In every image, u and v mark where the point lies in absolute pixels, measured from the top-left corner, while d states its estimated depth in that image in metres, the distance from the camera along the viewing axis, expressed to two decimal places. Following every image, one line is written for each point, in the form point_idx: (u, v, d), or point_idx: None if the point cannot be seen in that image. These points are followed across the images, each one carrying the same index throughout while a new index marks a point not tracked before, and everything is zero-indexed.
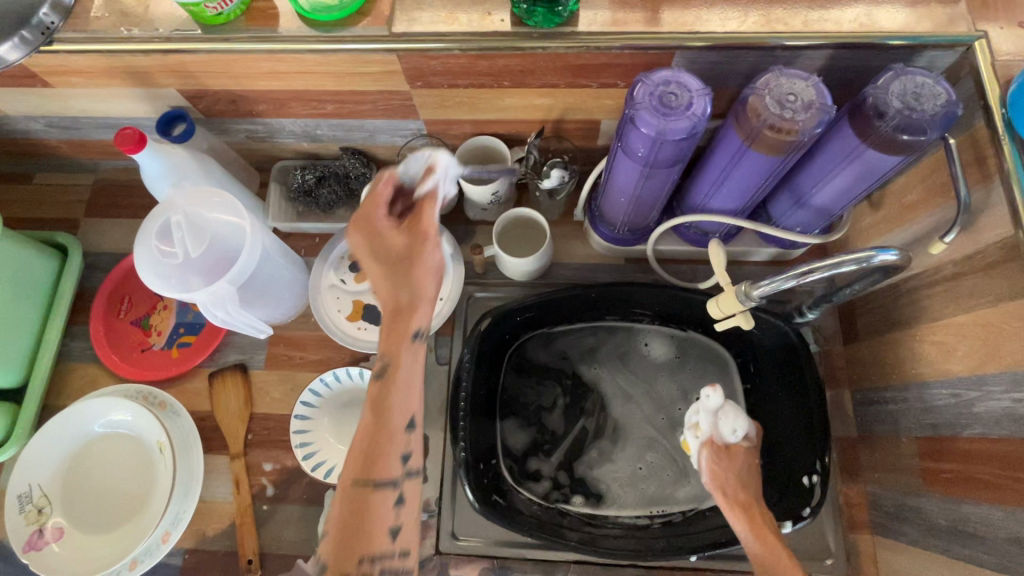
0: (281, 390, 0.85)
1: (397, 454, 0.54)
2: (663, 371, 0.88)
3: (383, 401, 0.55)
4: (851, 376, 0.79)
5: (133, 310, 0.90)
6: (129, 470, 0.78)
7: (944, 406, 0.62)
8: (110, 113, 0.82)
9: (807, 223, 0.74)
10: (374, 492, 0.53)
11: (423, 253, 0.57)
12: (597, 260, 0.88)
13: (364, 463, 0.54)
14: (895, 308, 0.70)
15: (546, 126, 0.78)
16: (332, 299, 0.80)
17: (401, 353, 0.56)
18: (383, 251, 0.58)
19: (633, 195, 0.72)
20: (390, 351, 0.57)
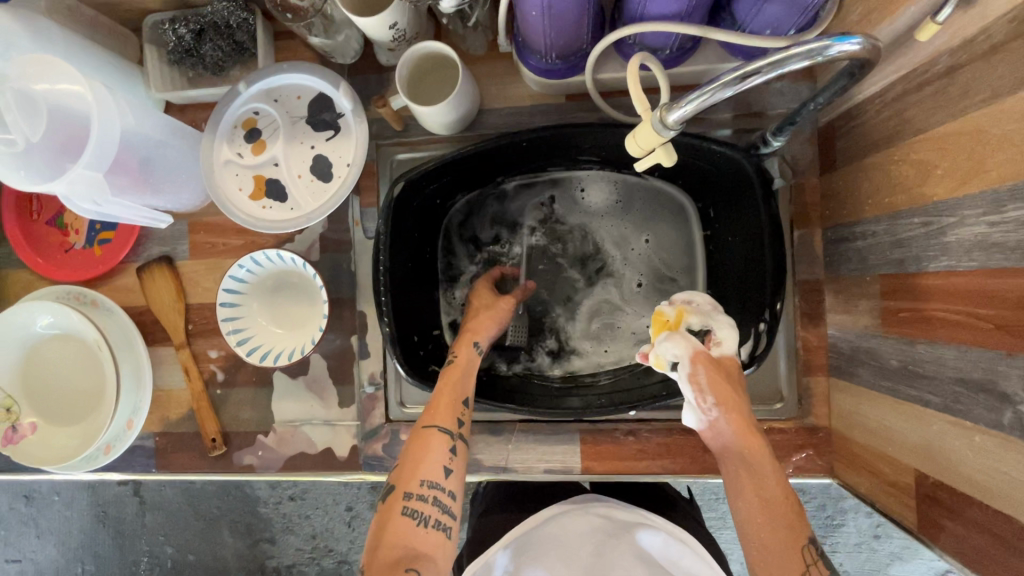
0: (211, 279, 0.81)
1: (454, 412, 0.63)
2: (610, 219, 0.80)
3: (431, 417, 0.62)
4: (823, 212, 0.69)
5: (45, 211, 0.84)
6: (82, 367, 0.80)
7: (913, 238, 0.52)
8: None
9: (777, 21, 0.58)
10: (433, 432, 0.61)
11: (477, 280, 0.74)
12: (533, 101, 0.75)
13: (427, 413, 0.62)
14: (877, 124, 0.57)
15: None
16: (231, 177, 0.71)
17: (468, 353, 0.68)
18: (475, 319, 0.71)
19: (548, 7, 0.56)
20: (447, 381, 0.65)
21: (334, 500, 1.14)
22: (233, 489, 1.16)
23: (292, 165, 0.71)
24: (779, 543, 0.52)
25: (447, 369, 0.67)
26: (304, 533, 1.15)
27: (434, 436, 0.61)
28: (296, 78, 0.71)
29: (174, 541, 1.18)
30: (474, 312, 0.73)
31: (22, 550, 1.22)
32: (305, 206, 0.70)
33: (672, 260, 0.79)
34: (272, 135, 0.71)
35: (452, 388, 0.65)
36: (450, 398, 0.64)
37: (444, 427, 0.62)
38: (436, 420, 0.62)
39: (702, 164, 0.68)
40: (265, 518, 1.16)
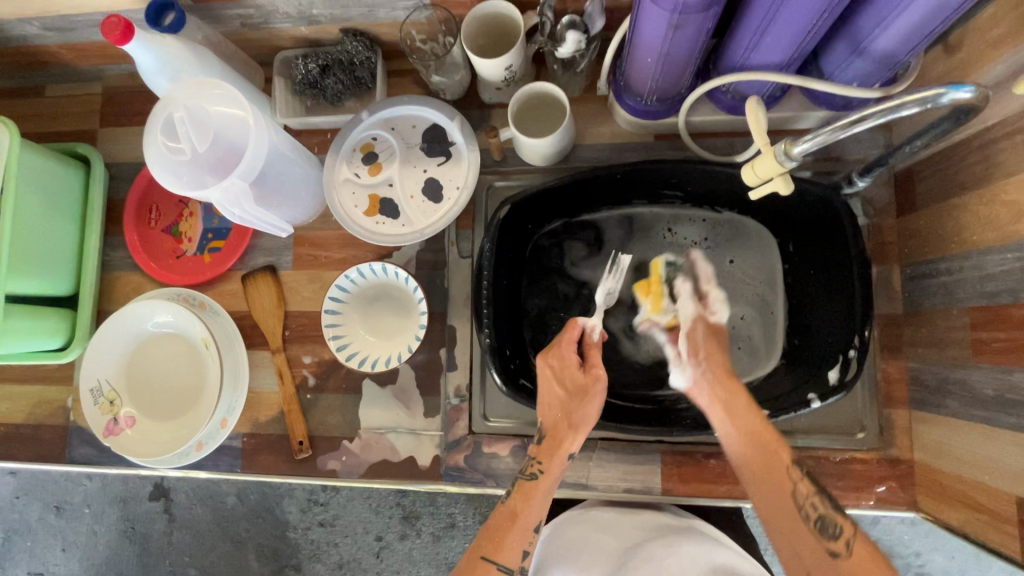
0: (311, 289, 0.86)
1: (540, 511, 0.65)
2: (684, 252, 0.82)
3: (494, 550, 0.61)
4: (902, 250, 0.73)
5: (162, 219, 0.92)
6: (184, 366, 0.85)
7: (1007, 272, 0.56)
8: (99, 8, 0.77)
9: (867, 75, 0.64)
10: (493, 569, 0.61)
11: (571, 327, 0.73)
12: (624, 139, 0.81)
13: (490, 543, 0.62)
14: (963, 167, 0.62)
15: None
16: (348, 195, 0.78)
17: (553, 465, 0.66)
18: (551, 416, 0.68)
19: (661, 54, 0.63)
20: (523, 502, 0.65)
21: (364, 529, 1.11)
22: (265, 512, 1.14)
23: (407, 186, 0.78)
24: (779, 498, 0.59)
25: (520, 485, 0.66)
26: (331, 562, 1.12)
27: (490, 572, 0.60)
28: (415, 110, 0.79)
29: (197, 563, 1.16)
30: (548, 408, 0.69)
31: (46, 563, 1.21)
32: (417, 223, 0.76)
33: (750, 283, 0.81)
34: (388, 159, 0.78)
35: (515, 525, 0.63)
36: (518, 531, 0.63)
37: (504, 564, 0.61)
38: (496, 556, 0.61)
39: (785, 199, 0.74)
40: (292, 544, 1.13)
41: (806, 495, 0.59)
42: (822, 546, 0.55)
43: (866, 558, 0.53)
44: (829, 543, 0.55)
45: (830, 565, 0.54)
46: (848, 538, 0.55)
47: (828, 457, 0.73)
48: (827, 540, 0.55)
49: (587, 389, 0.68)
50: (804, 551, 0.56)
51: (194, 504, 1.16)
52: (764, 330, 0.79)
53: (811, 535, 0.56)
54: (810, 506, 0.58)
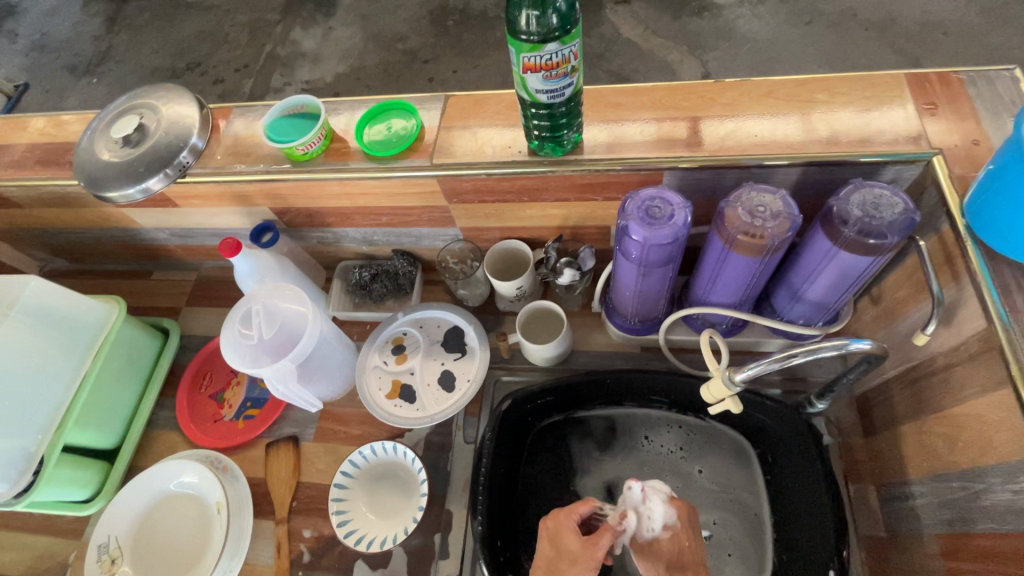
0: (325, 461, 0.94)
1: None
2: (667, 455, 0.89)
3: None
4: (874, 470, 0.78)
5: (212, 385, 1.05)
6: (188, 530, 0.89)
7: (956, 499, 0.61)
8: (217, 224, 1.03)
9: (809, 315, 0.79)
10: None
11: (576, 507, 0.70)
12: (614, 348, 0.95)
13: None
14: (903, 398, 0.72)
15: (563, 232, 0.90)
16: (375, 379, 0.91)
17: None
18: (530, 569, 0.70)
19: (637, 290, 0.79)
20: None
21: None
22: None
23: (425, 375, 0.91)
24: None
25: None
26: None
27: None
28: (441, 314, 0.96)
29: None
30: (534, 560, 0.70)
31: None
32: (429, 409, 0.87)
33: (729, 490, 0.85)
34: (413, 351, 0.93)
35: None
36: None
37: None
38: None
39: (757, 417, 0.83)
40: None
41: None
42: None
43: None
44: None
45: None
46: None
47: None
48: None
49: (586, 560, 0.65)
50: None
51: None
52: (748, 543, 0.81)
53: None
54: None
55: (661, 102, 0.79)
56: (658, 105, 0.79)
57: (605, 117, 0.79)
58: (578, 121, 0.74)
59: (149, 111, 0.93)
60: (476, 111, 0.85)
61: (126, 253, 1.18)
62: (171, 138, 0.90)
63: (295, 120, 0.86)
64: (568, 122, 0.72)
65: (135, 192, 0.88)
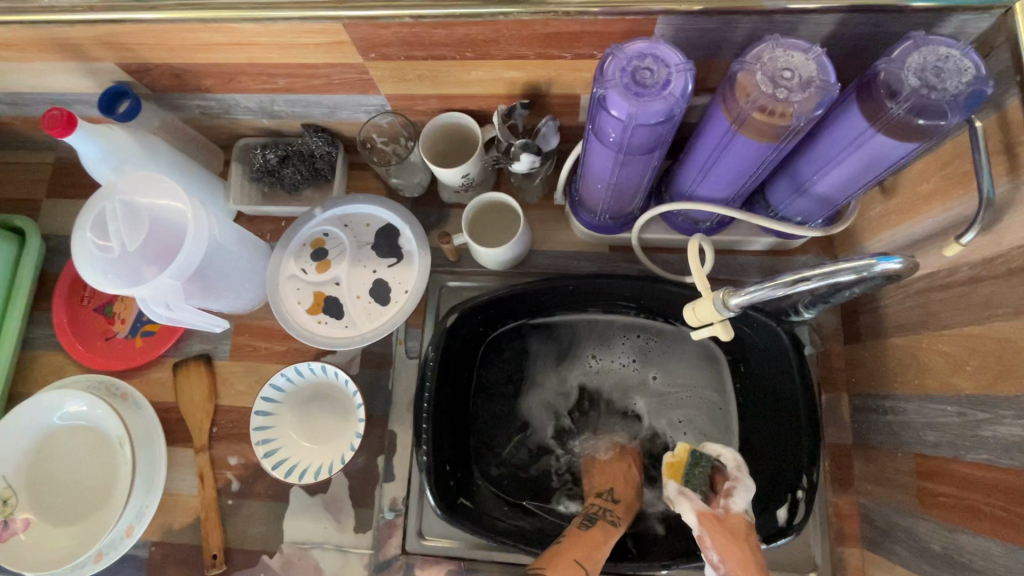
0: (246, 382, 0.81)
1: None
2: (624, 360, 0.82)
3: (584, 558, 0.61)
4: (850, 379, 0.72)
5: (96, 297, 0.87)
6: (90, 463, 0.77)
7: (947, 424, 0.55)
8: (53, 88, 0.76)
9: (810, 212, 0.66)
10: None
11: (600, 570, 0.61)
12: (579, 248, 0.81)
13: (580, 550, 0.62)
14: (902, 309, 0.63)
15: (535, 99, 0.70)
16: (292, 291, 0.75)
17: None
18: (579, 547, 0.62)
19: (611, 182, 0.63)
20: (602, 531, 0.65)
21: None
22: None
23: (354, 286, 0.75)
24: None
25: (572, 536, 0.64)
26: None
27: None
28: (370, 209, 0.78)
29: None
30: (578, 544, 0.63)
31: None
32: (361, 326, 0.73)
33: (689, 393, 0.80)
34: (338, 256, 0.76)
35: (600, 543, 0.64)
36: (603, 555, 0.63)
37: None
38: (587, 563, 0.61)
39: (737, 326, 0.73)
40: None
41: None
42: None
43: None
44: None
45: None
46: None
47: None
48: None
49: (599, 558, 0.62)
50: None
51: None
52: None
53: None
54: None
55: None
56: None
57: None
58: None
59: None
60: None
61: None
62: None
63: None
64: None
65: None
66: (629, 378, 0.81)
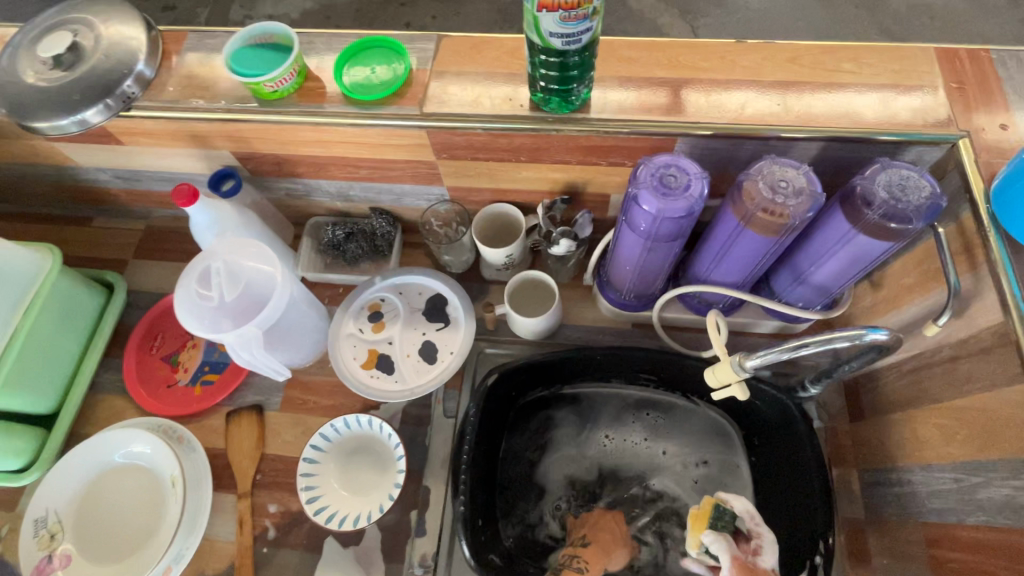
0: (293, 433, 0.88)
1: None
2: (644, 431, 0.88)
3: None
4: (857, 455, 0.78)
5: (164, 347, 0.96)
6: (138, 504, 0.81)
7: (948, 491, 0.61)
8: (170, 168, 0.91)
9: (809, 298, 0.76)
10: None
11: None
12: (604, 323, 0.91)
13: None
14: (897, 386, 0.71)
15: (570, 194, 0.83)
16: (350, 347, 0.84)
17: None
18: None
19: (638, 264, 0.75)
20: None
21: None
22: None
23: (405, 346, 0.84)
24: None
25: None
26: None
27: None
28: (423, 280, 0.89)
29: None
30: None
31: None
32: (410, 382, 0.81)
33: (705, 464, 0.85)
34: (391, 319, 0.86)
35: None
36: None
37: None
38: None
39: (751, 400, 0.80)
40: None
41: None
42: None
43: None
44: None
45: None
46: None
47: None
48: None
49: None
50: None
51: None
52: None
53: None
54: None
55: (678, 61, 0.72)
56: (673, 64, 0.72)
57: (618, 74, 0.71)
58: (590, 75, 0.67)
59: (85, 28, 0.78)
60: (472, 57, 0.76)
61: (60, 195, 1.05)
62: (112, 62, 0.77)
63: (262, 51, 0.74)
64: (579, 76, 0.65)
65: (70, 124, 0.76)
66: (650, 448, 0.87)
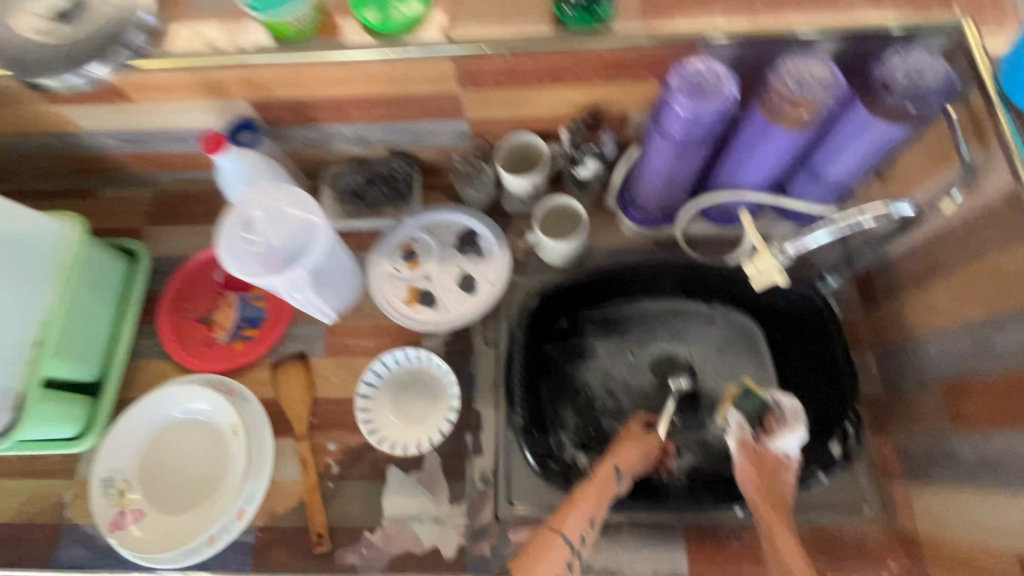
0: (340, 375, 0.90)
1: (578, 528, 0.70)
2: (673, 340, 0.93)
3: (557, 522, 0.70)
4: (873, 338, 0.85)
5: (196, 309, 0.96)
6: (201, 455, 0.84)
7: (965, 350, 0.68)
8: (181, 125, 0.89)
9: (825, 197, 0.81)
10: (557, 539, 0.69)
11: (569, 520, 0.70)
12: (629, 244, 0.94)
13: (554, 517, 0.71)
14: (911, 267, 0.77)
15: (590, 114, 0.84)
16: (389, 286, 0.86)
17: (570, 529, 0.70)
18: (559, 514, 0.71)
19: (666, 176, 0.78)
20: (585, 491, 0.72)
21: None
22: None
23: (443, 279, 0.87)
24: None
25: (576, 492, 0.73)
26: None
27: (557, 540, 0.69)
28: (452, 216, 0.91)
29: None
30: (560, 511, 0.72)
31: None
32: (453, 311, 0.84)
33: (733, 363, 0.91)
34: (427, 256, 0.88)
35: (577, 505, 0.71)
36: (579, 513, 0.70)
37: (568, 537, 0.69)
38: (561, 527, 0.70)
39: (772, 297, 0.85)
40: None
41: None
42: None
43: None
44: None
45: None
46: None
47: (841, 534, 0.77)
48: None
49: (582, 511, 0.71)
50: None
51: None
52: None
53: None
54: None
55: None
56: None
57: None
58: None
59: None
60: None
61: (60, 167, 1.01)
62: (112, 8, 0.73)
63: None
64: None
65: (77, 79, 0.72)
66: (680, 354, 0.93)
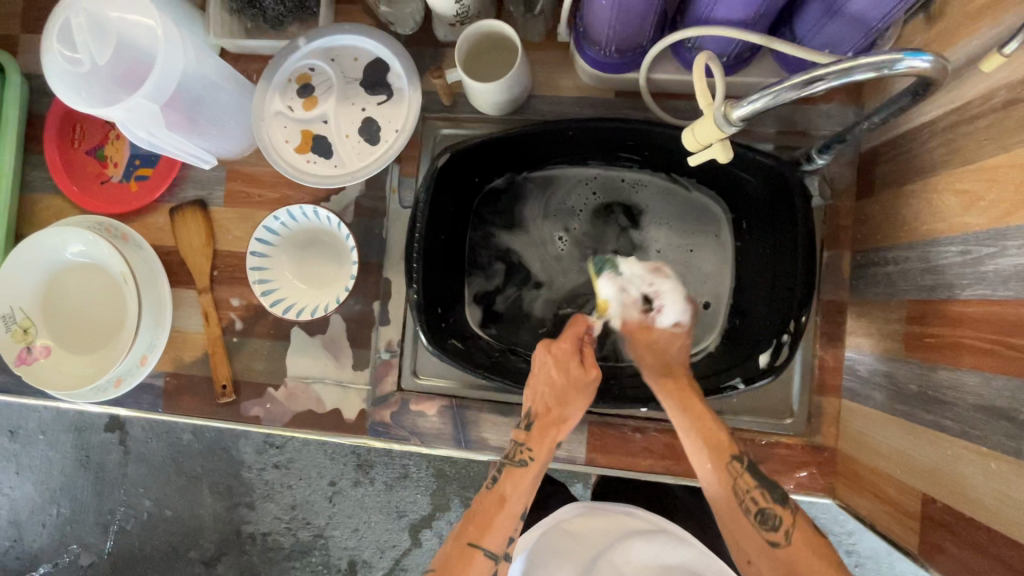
0: (242, 229, 0.82)
1: (505, 531, 0.58)
2: (619, 216, 0.80)
3: (479, 535, 0.58)
4: (855, 236, 0.70)
5: (86, 140, 0.85)
6: (101, 300, 0.80)
7: (950, 265, 0.53)
8: None
9: (839, 41, 0.59)
10: (478, 554, 0.57)
11: (500, 521, 0.58)
12: (583, 93, 0.75)
13: (474, 529, 0.58)
14: (924, 150, 0.58)
15: None
16: (279, 129, 0.72)
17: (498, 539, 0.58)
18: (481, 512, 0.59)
19: None
20: (512, 487, 0.60)
21: (318, 473, 1.02)
22: (219, 449, 1.04)
23: (342, 124, 0.72)
24: (723, 483, 0.58)
25: (508, 472, 0.61)
26: (285, 503, 1.03)
27: (478, 557, 0.57)
28: (357, 41, 0.72)
29: (152, 494, 1.06)
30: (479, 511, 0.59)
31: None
32: (350, 165, 0.71)
33: (686, 249, 0.78)
34: (324, 93, 0.72)
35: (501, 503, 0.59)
36: (507, 516, 0.59)
37: (491, 549, 0.57)
38: (482, 541, 0.57)
39: (742, 175, 0.69)
40: (247, 483, 1.03)
41: (748, 488, 0.57)
42: (763, 537, 0.55)
43: (803, 547, 0.53)
44: (769, 533, 0.55)
45: (771, 554, 0.54)
46: (789, 529, 0.55)
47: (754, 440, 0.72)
48: (767, 532, 0.55)
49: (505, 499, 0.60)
50: (747, 543, 0.56)
51: (151, 439, 1.05)
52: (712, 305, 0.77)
53: (751, 528, 0.56)
54: (751, 500, 0.57)
55: None
56: None
57: None
58: None
59: None
60: None
61: None
62: None
63: None
64: None
65: None
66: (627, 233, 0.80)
